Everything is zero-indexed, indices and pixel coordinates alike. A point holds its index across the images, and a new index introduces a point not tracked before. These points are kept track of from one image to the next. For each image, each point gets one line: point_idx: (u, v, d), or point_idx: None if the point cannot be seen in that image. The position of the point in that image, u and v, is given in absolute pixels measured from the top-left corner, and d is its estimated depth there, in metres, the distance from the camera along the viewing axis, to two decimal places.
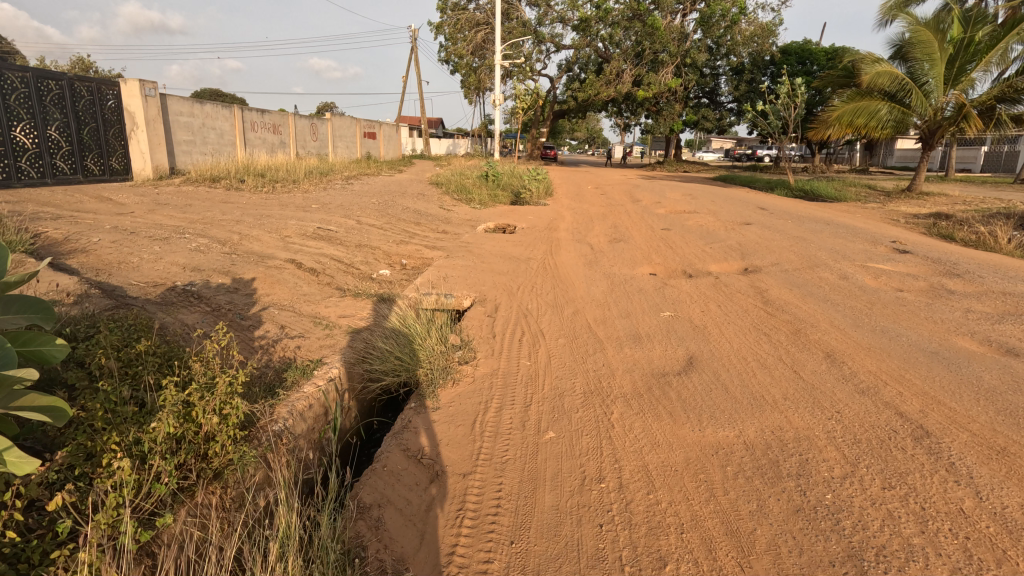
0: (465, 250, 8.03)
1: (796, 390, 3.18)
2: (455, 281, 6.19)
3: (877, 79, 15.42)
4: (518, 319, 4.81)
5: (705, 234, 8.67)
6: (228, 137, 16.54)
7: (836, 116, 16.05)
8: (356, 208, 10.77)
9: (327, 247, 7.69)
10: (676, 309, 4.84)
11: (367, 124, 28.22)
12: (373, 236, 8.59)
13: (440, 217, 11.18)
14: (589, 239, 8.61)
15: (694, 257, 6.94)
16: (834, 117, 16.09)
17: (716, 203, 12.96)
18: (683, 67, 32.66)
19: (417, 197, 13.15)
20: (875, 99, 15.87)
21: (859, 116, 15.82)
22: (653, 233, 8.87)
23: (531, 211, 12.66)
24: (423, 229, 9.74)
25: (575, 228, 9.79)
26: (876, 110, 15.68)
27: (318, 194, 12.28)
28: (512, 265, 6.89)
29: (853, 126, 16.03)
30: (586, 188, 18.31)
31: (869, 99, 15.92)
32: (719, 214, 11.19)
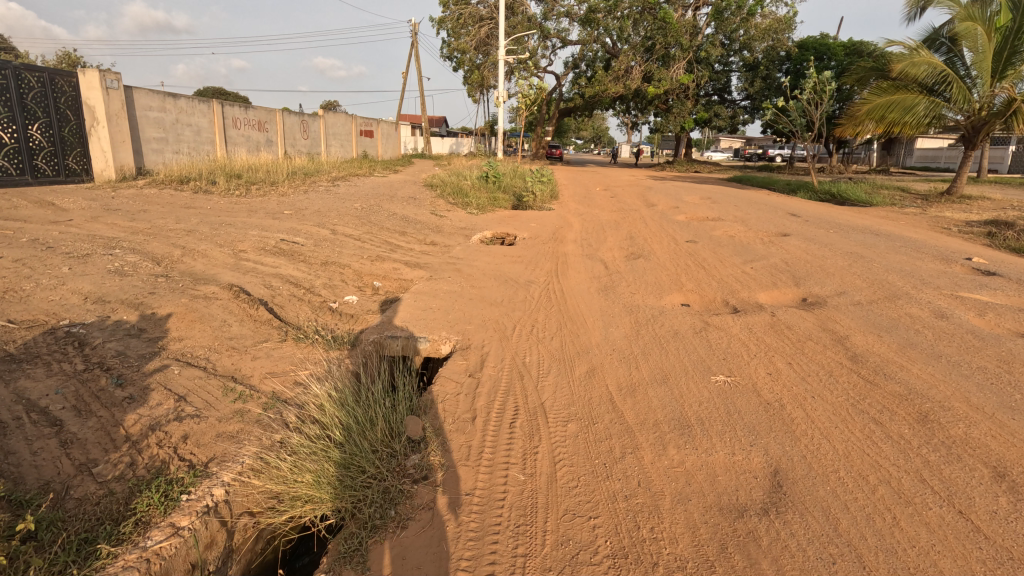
0: (453, 268, 6.71)
1: (981, 570, 1.85)
2: (434, 317, 4.86)
3: (911, 69, 13.96)
4: (511, 383, 3.47)
5: (740, 249, 7.31)
6: (207, 135, 15.29)
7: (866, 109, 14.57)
8: (334, 215, 9.50)
9: (285, 266, 6.37)
10: (730, 367, 3.49)
11: (364, 121, 26.98)
12: (346, 251, 7.28)
13: (430, 225, 9.85)
14: (601, 255, 7.24)
15: (736, 283, 5.57)
16: (864, 109, 14.60)
17: (741, 209, 11.58)
18: (695, 64, 31.30)
19: (407, 200, 11.84)
20: (912, 93, 14.30)
21: (891, 111, 14.22)
22: (678, 247, 7.50)
23: (534, 218, 11.33)
24: (407, 241, 8.43)
25: (584, 239, 8.46)
26: (913, 105, 14.06)
27: (296, 198, 11.00)
28: (508, 291, 5.55)
29: (885, 121, 14.40)
30: (595, 190, 16.99)
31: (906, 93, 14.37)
32: (749, 221, 9.84)
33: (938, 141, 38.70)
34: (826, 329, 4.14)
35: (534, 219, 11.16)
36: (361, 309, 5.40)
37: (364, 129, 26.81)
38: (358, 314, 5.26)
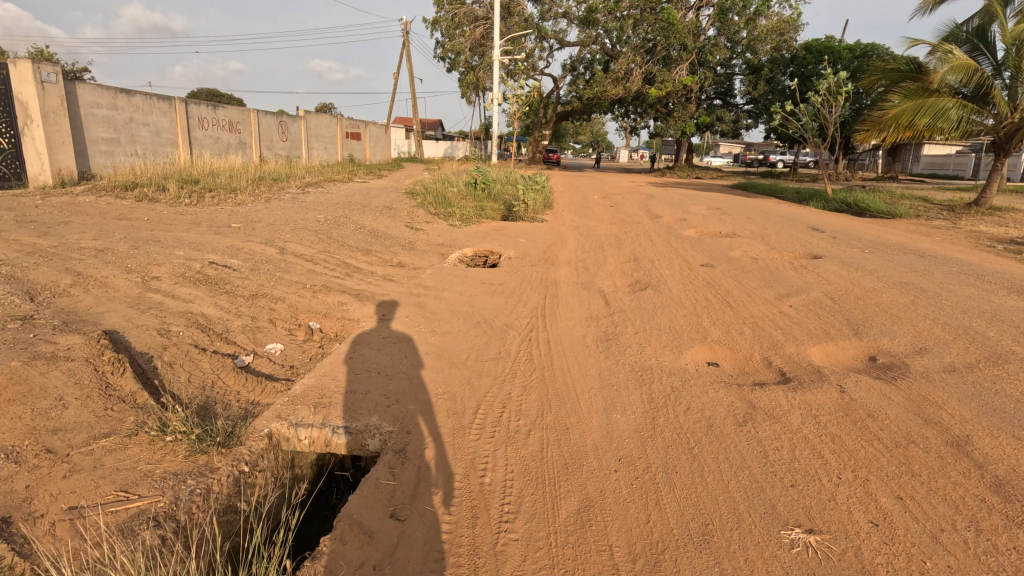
0: (416, 303, 5.40)
1: None
2: (372, 381, 3.53)
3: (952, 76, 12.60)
4: (457, 535, 2.17)
5: (770, 276, 6.03)
6: (169, 136, 13.98)
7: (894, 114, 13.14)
8: (290, 229, 8.18)
9: (201, 300, 5.03)
10: (807, 508, 2.20)
11: (351, 123, 25.67)
12: (288, 277, 5.95)
13: (402, 240, 8.53)
14: (601, 283, 5.94)
15: (776, 332, 4.27)
16: (891, 114, 13.16)
17: (757, 223, 10.30)
18: (697, 66, 30.15)
19: (381, 210, 10.52)
20: (944, 96, 13.03)
21: (922, 115, 12.89)
22: (694, 274, 6.21)
23: (524, 231, 10.04)
24: (371, 262, 7.13)
25: (580, 260, 7.17)
26: (944, 109, 12.74)
27: (253, 208, 9.68)
28: (478, 340, 4.23)
29: (913, 127, 13.04)
30: (593, 198, 15.71)
31: (937, 97, 13.07)
32: (769, 239, 8.58)
33: (946, 148, 37.53)
34: (928, 421, 2.85)
35: (524, 233, 9.88)
36: (282, 366, 4.07)
37: (350, 131, 25.45)
38: (275, 375, 3.92)
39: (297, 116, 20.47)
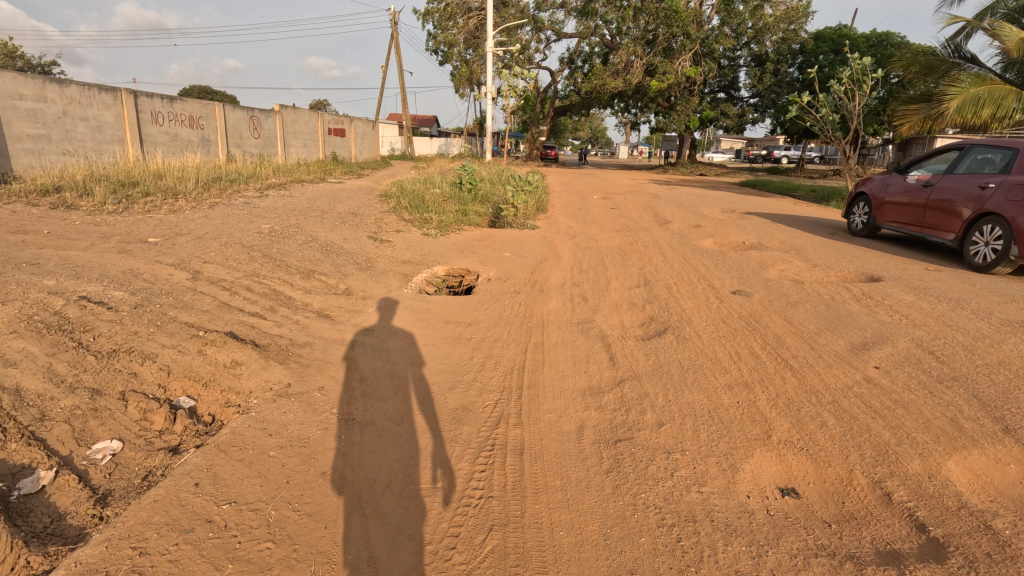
0: (347, 358, 3.86)
1: None
2: (201, 553, 1.99)
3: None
4: None
5: (829, 313, 4.51)
6: (114, 132, 12.42)
7: (957, 105, 11.69)
8: (219, 244, 6.65)
9: (25, 360, 3.48)
10: None
11: (335, 119, 24.10)
12: (182, 318, 4.41)
13: (359, 257, 6.99)
14: (603, 326, 4.41)
15: (878, 426, 2.74)
16: (955, 106, 11.70)
17: (784, 230, 8.81)
18: (701, 57, 28.63)
19: (344, 217, 8.98)
20: (1000, 85, 11.78)
21: (983, 107, 11.63)
22: (728, 311, 4.68)
23: (512, 242, 8.53)
24: (309, 290, 5.59)
25: (576, 286, 5.66)
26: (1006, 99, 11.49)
27: (189, 216, 8.17)
28: (413, 445, 2.70)
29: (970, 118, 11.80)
30: (592, 199, 14.22)
31: (993, 85, 11.83)
32: (806, 253, 7.06)
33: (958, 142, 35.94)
34: None
35: (511, 245, 8.38)
36: (90, 493, 2.52)
37: (333, 127, 23.92)
38: (66, 519, 2.37)
39: (271, 111, 18.85)
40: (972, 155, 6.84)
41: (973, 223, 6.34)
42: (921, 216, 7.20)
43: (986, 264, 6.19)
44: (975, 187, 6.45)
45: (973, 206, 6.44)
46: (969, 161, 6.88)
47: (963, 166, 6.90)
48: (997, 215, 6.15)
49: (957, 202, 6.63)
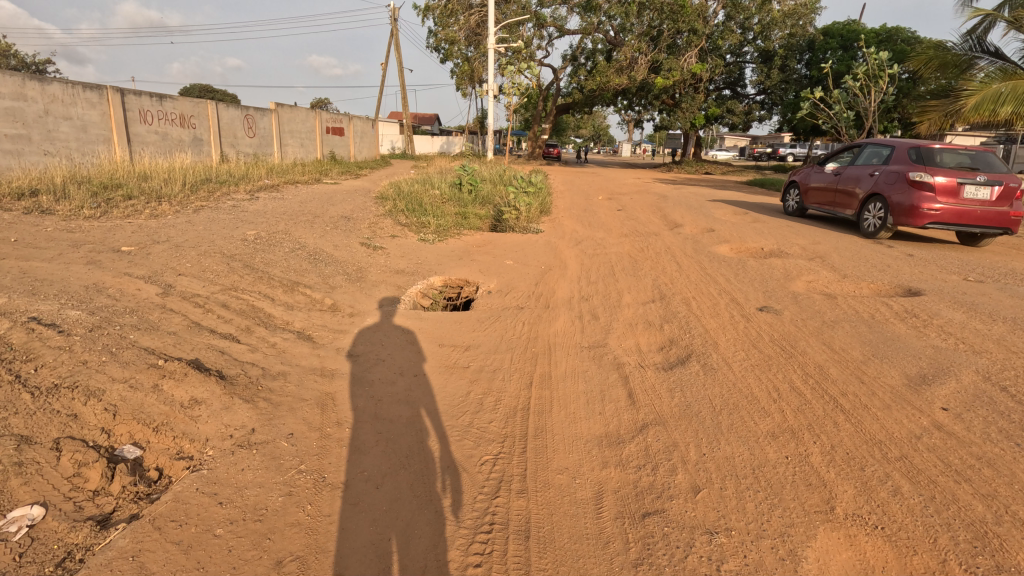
0: (324, 394, 3.35)
1: None
2: None
3: None
4: None
5: (873, 335, 3.99)
6: (100, 132, 11.94)
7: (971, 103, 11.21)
8: (197, 252, 6.15)
9: None
10: None
11: (333, 117, 23.57)
12: (142, 343, 3.90)
13: (350, 266, 6.49)
14: (618, 353, 3.89)
15: (967, 496, 2.23)
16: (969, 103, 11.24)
17: (803, 234, 8.29)
18: (706, 53, 28.07)
19: (336, 222, 8.47)
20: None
21: (1004, 103, 10.86)
22: (759, 333, 4.15)
23: (514, 248, 8.03)
24: (291, 306, 5.09)
25: (584, 302, 5.15)
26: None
27: (170, 222, 7.67)
28: (392, 523, 2.19)
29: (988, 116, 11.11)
30: (598, 200, 13.70)
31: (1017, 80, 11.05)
32: (832, 261, 6.54)
33: None
34: None
35: (514, 251, 7.87)
36: None
37: (332, 126, 23.40)
38: None
39: (266, 110, 18.32)
40: (869, 149, 8.75)
41: (864, 201, 8.26)
42: (833, 198, 9.16)
43: (873, 231, 8.12)
44: (865, 175, 8.42)
45: (865, 188, 8.35)
46: (866, 153, 8.76)
47: (863, 158, 8.79)
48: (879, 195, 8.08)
49: (855, 186, 8.54)
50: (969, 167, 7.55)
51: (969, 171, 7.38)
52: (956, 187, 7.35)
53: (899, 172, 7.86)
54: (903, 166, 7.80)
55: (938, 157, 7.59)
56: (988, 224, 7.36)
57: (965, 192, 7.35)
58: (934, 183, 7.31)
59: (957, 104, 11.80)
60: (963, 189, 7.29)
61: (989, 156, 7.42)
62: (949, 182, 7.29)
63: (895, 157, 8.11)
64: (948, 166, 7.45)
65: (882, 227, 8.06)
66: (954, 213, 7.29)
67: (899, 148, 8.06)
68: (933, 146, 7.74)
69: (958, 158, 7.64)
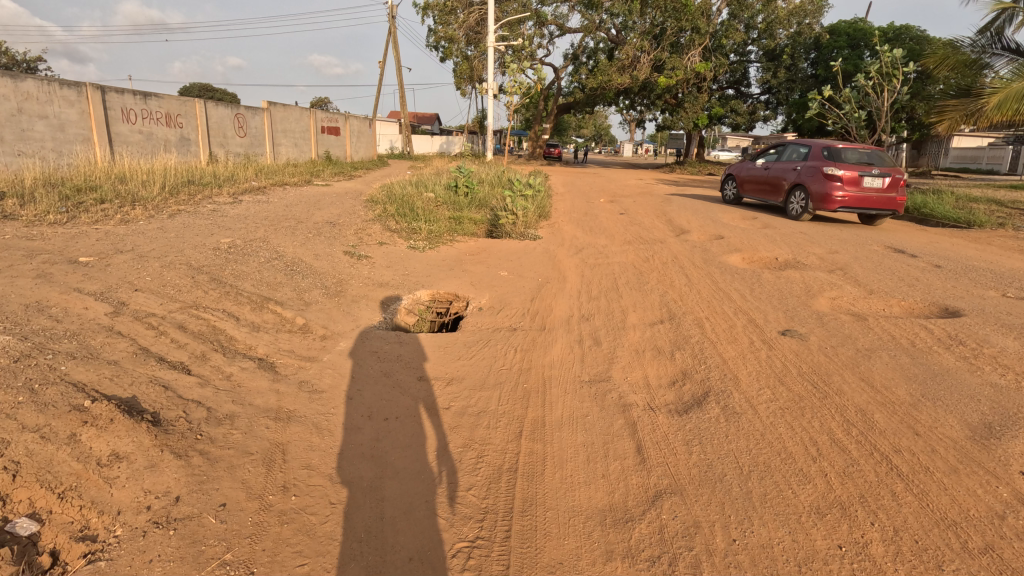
0: (275, 445, 2.82)
1: None
2: None
3: None
4: None
5: (917, 369, 3.46)
6: (79, 131, 11.44)
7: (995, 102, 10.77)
8: (160, 263, 5.61)
9: None
10: None
11: (329, 117, 23.02)
12: (73, 376, 3.37)
13: (329, 278, 5.96)
14: (623, 390, 3.37)
15: None
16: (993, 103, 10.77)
17: (818, 242, 7.77)
18: (710, 52, 27.52)
19: (321, 228, 7.94)
20: None
21: None
22: (784, 365, 3.63)
23: (510, 257, 7.51)
24: (258, 327, 4.56)
25: (584, 322, 4.62)
26: None
27: (140, 229, 7.14)
28: None
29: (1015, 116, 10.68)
30: (600, 202, 13.17)
31: None
32: (855, 274, 6.02)
33: (977, 139, 34.50)
34: None
35: (510, 260, 7.34)
36: None
37: (327, 126, 22.87)
38: None
39: (258, 109, 17.77)
40: (793, 147, 10.69)
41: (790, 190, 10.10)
42: (766, 189, 10.99)
43: (796, 215, 10.00)
44: (790, 169, 10.40)
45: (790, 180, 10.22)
46: (789, 151, 10.67)
47: (789, 155, 10.73)
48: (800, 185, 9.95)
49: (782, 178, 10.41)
50: (866, 163, 9.56)
51: (867, 165, 9.44)
52: (857, 179, 9.34)
53: (817, 166, 9.83)
54: (818, 162, 9.79)
55: (845, 155, 9.57)
56: (882, 207, 9.37)
57: (864, 182, 9.34)
58: (841, 175, 9.22)
59: (978, 103, 11.33)
60: (863, 180, 9.33)
61: (880, 154, 9.46)
62: (851, 174, 9.27)
63: (812, 154, 9.99)
64: (851, 161, 9.40)
65: (803, 211, 10.05)
66: (856, 199, 9.25)
67: (814, 147, 9.95)
68: (840, 145, 9.74)
69: (859, 155, 9.63)
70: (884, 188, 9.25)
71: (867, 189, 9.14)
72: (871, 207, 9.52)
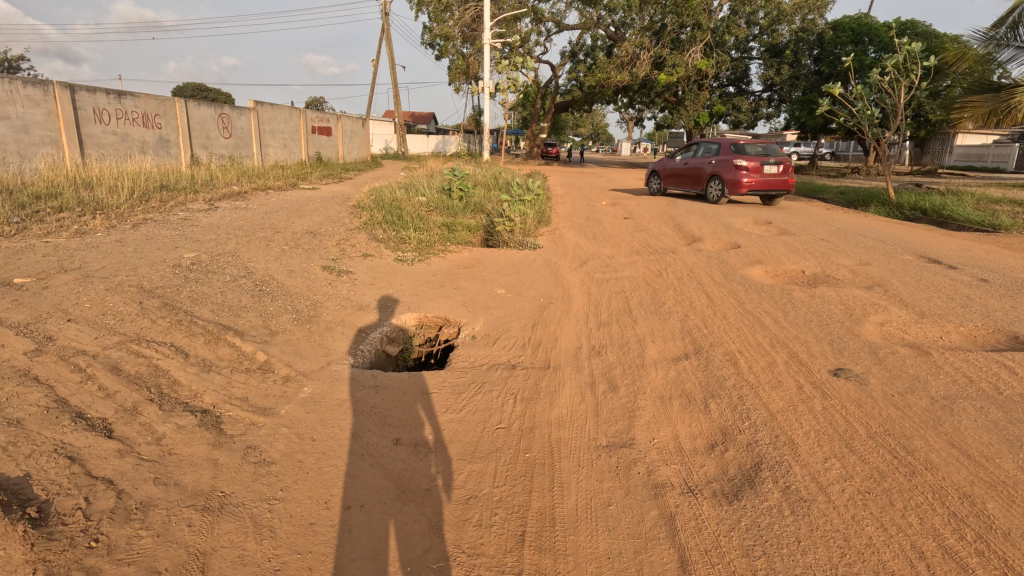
0: (196, 554, 2.12)
1: None
2: None
3: None
4: None
5: (1018, 430, 2.77)
6: (46, 133, 10.72)
7: None
8: (106, 285, 4.89)
9: None
10: None
11: (320, 117, 22.24)
12: None
13: (302, 300, 5.25)
14: (651, 460, 2.67)
15: None
16: None
17: (845, 253, 7.10)
18: (711, 48, 26.80)
19: (299, 239, 7.24)
20: None
21: None
22: (848, 422, 2.93)
23: (508, 270, 6.82)
24: (209, 366, 3.85)
25: (594, 358, 3.92)
26: None
27: (94, 242, 6.41)
28: None
29: None
30: (602, 206, 12.48)
31: None
32: (897, 291, 5.34)
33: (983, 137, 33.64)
34: None
35: (507, 273, 6.65)
36: None
37: (318, 126, 22.11)
38: None
39: (244, 109, 17.03)
40: (704, 145, 13.02)
41: (709, 179, 12.47)
42: (686, 181, 13.29)
43: (715, 199, 12.39)
44: (704, 163, 12.74)
45: (708, 172, 12.61)
46: (702, 149, 13.07)
47: (701, 152, 13.07)
48: (716, 175, 12.36)
49: (702, 170, 12.75)
50: (764, 154, 12.09)
51: (764, 156, 11.96)
52: (759, 167, 11.85)
53: (726, 159, 12.20)
54: (726, 156, 12.19)
55: (747, 149, 12.02)
56: (777, 189, 12.05)
57: (764, 170, 11.91)
58: (747, 164, 11.72)
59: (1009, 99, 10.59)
60: (763, 168, 11.84)
61: (773, 147, 12.07)
62: (754, 164, 11.80)
63: (722, 150, 12.41)
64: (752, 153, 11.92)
65: (719, 196, 12.42)
66: (759, 182, 11.77)
67: (723, 144, 12.37)
68: (742, 142, 12.17)
69: (757, 149, 12.20)
70: (779, 173, 11.86)
71: (766, 175, 11.70)
72: (770, 188, 12.12)
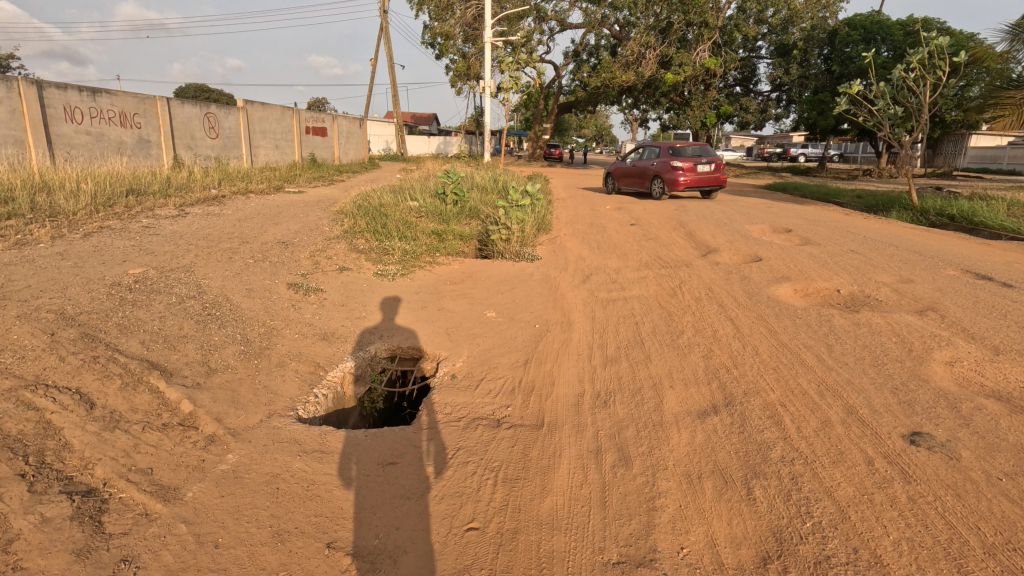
0: None
1: None
2: None
3: None
4: None
5: None
6: (10, 132, 10.03)
7: None
8: (19, 309, 4.12)
9: None
10: None
11: (314, 116, 21.50)
12: None
13: (257, 327, 4.47)
14: None
15: None
16: None
17: (882, 268, 6.29)
18: (720, 47, 25.89)
19: (268, 251, 6.48)
20: None
21: None
22: (950, 525, 2.14)
23: (502, 286, 6.04)
24: (117, 422, 3.04)
25: (600, 413, 3.11)
26: None
27: (30, 254, 5.65)
28: None
29: None
30: (606, 210, 11.69)
31: None
32: (955, 318, 4.53)
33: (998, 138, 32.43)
34: None
35: (499, 290, 5.87)
36: None
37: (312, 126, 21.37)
38: None
39: (232, 108, 16.27)
40: (646, 147, 13.36)
41: (651, 179, 12.78)
42: (632, 181, 13.60)
43: (657, 198, 12.67)
44: (646, 163, 13.04)
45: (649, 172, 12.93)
46: (647, 150, 13.36)
47: (644, 152, 13.40)
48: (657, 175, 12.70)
49: (645, 170, 13.06)
50: (700, 154, 12.39)
51: (698, 156, 12.26)
52: (693, 166, 12.15)
53: (664, 159, 12.50)
54: (664, 156, 12.49)
55: (683, 150, 12.32)
56: (713, 186, 12.33)
57: (699, 169, 12.21)
58: (682, 165, 12.07)
59: None
60: (696, 167, 12.14)
61: (708, 147, 12.42)
62: (688, 164, 12.13)
63: (662, 151, 12.75)
64: (687, 154, 12.26)
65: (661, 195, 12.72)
66: (694, 181, 12.13)
67: (662, 145, 12.71)
68: (680, 143, 12.47)
69: (694, 149, 12.52)
70: (712, 172, 12.15)
71: (700, 174, 12.07)
72: (707, 186, 12.41)
